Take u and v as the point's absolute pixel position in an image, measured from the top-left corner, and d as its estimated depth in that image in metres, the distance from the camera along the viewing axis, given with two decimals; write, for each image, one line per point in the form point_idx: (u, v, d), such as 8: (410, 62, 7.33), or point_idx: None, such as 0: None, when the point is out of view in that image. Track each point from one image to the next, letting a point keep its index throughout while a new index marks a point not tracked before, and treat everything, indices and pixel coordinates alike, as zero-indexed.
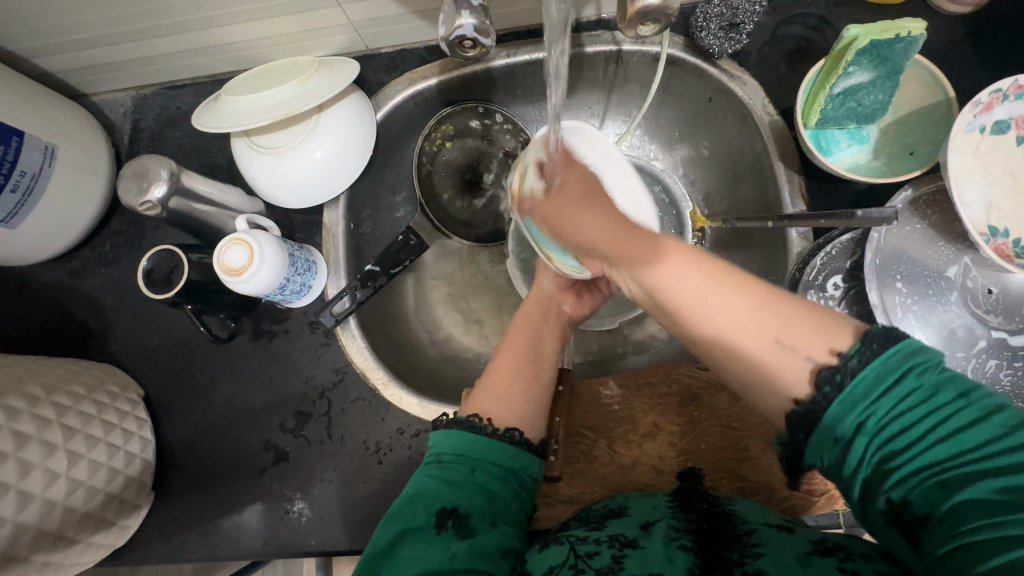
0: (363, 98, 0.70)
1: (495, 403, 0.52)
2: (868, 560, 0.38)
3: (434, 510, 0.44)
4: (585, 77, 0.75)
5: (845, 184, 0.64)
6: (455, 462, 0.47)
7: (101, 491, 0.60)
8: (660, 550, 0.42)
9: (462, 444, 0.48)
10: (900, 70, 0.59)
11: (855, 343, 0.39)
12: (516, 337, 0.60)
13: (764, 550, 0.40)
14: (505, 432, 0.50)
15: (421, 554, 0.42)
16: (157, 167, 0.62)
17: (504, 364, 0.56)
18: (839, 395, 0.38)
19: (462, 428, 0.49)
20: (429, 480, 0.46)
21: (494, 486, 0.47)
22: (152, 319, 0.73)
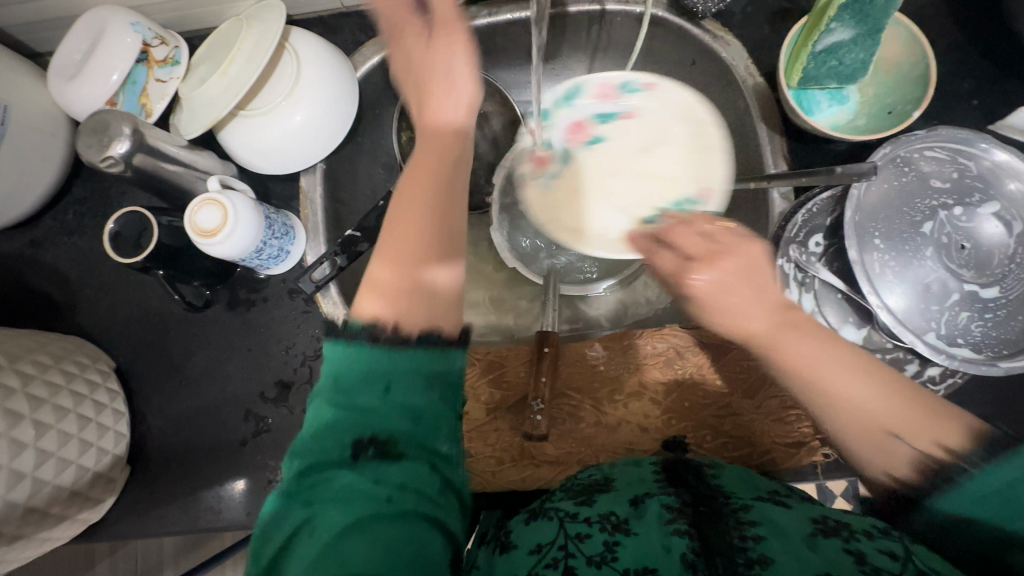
0: (342, 57, 0.67)
1: (402, 298, 0.44)
2: (870, 536, 0.41)
3: (350, 442, 0.37)
4: (569, 39, 0.74)
5: (824, 145, 0.65)
6: (365, 383, 0.39)
7: (73, 463, 0.57)
8: (656, 535, 0.42)
9: (360, 366, 0.40)
10: (882, 27, 0.58)
11: (973, 445, 0.41)
12: (425, 166, 0.52)
13: (765, 532, 0.41)
14: (422, 337, 0.42)
15: (338, 491, 0.36)
16: (119, 122, 0.57)
17: (411, 188, 0.50)
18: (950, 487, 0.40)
19: (360, 338, 0.41)
20: (332, 409, 0.38)
21: (411, 402, 0.39)
22: (123, 288, 0.70)
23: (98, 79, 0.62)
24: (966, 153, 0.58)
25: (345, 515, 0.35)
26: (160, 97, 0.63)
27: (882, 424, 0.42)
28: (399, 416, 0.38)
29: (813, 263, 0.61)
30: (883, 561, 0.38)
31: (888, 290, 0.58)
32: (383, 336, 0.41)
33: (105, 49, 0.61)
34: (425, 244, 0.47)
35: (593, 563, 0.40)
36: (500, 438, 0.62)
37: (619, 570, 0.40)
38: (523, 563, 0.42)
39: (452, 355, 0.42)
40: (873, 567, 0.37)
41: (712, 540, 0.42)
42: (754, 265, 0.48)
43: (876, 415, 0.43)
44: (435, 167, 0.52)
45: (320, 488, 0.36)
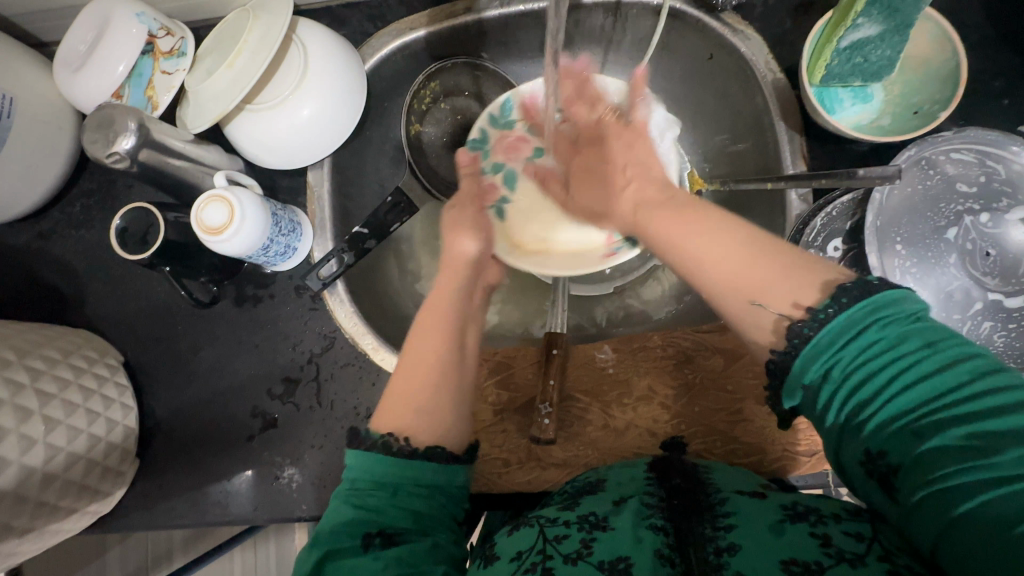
0: (350, 49, 0.66)
1: (408, 410, 0.48)
2: (839, 520, 0.40)
3: (360, 532, 0.42)
4: (582, 32, 0.73)
5: (845, 146, 0.63)
6: (374, 488, 0.44)
7: (82, 458, 0.58)
8: (631, 528, 0.42)
9: (376, 469, 0.45)
10: (910, 23, 0.55)
11: (827, 298, 0.39)
12: (430, 315, 0.55)
13: (737, 522, 0.41)
14: (425, 451, 0.45)
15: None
16: (124, 116, 0.56)
17: (418, 360, 0.51)
18: (809, 344, 0.39)
19: (377, 450, 0.45)
20: (349, 508, 0.43)
21: (416, 508, 0.44)
22: (130, 282, 0.70)
23: (103, 71, 0.61)
24: (994, 155, 0.55)
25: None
26: (165, 89, 0.62)
27: (710, 285, 0.45)
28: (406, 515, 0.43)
29: None
30: (849, 545, 0.37)
31: None
32: (397, 449, 0.45)
33: (112, 41, 0.60)
34: (415, 395, 0.49)
35: (570, 559, 0.40)
36: (506, 439, 0.62)
37: (595, 564, 0.39)
38: (505, 568, 0.41)
39: (449, 470, 0.46)
40: (837, 551, 0.37)
41: (687, 535, 0.42)
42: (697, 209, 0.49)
43: (745, 280, 0.43)
44: (436, 314, 0.55)
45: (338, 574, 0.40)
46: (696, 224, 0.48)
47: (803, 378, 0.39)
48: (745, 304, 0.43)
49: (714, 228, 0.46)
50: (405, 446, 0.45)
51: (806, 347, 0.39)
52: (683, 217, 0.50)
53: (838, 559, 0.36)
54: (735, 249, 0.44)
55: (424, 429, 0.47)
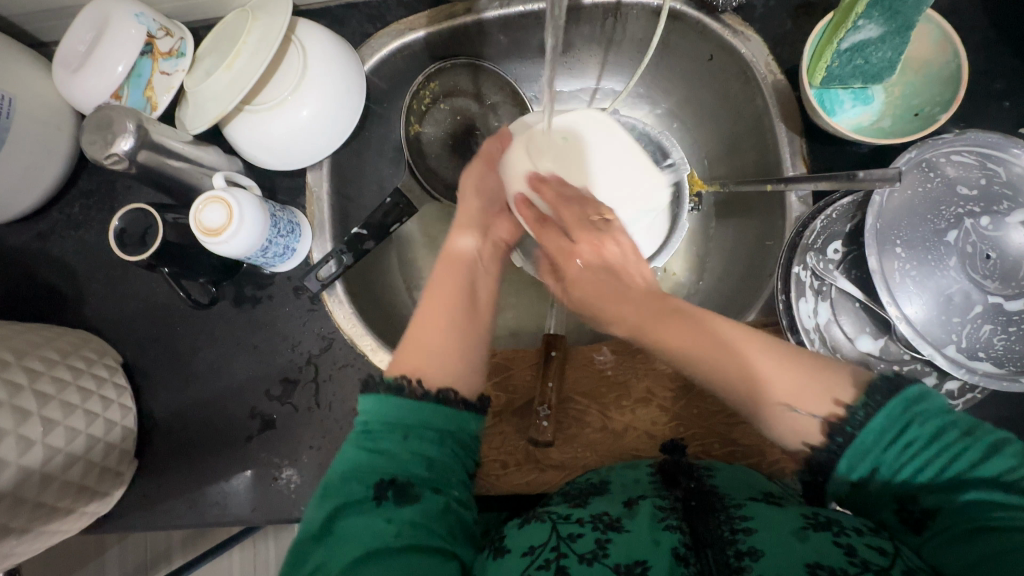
0: (349, 50, 0.66)
1: (420, 357, 0.50)
2: (862, 534, 0.39)
3: (372, 483, 0.42)
4: (582, 32, 0.72)
5: (845, 148, 0.63)
6: (387, 430, 0.45)
7: (80, 459, 0.58)
8: (647, 529, 0.42)
9: (390, 410, 0.46)
10: (912, 25, 0.55)
11: (860, 397, 0.43)
12: (443, 282, 0.57)
13: (755, 525, 0.41)
14: (435, 393, 0.47)
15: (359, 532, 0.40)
16: (123, 118, 0.56)
17: (428, 316, 0.54)
18: (850, 445, 0.42)
19: (389, 392, 0.47)
20: (361, 452, 0.44)
21: (430, 454, 0.45)
22: (129, 282, 0.70)
23: (102, 71, 0.61)
24: (995, 157, 0.56)
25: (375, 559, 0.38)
26: (164, 89, 0.62)
27: (755, 383, 0.48)
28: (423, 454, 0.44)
29: (831, 271, 0.59)
30: (872, 557, 0.37)
31: (907, 299, 0.56)
32: (411, 390, 0.47)
33: (109, 41, 0.60)
34: (430, 343, 0.51)
35: (585, 561, 0.40)
36: (504, 441, 0.62)
37: (611, 566, 0.39)
38: (515, 564, 0.41)
39: (463, 417, 0.48)
40: (862, 560, 0.37)
41: (702, 536, 0.42)
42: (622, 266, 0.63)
43: (782, 384, 0.47)
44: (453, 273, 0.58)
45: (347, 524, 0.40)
46: (713, 345, 0.52)
47: (850, 475, 0.43)
48: (778, 407, 0.47)
49: (718, 342, 0.51)
50: (417, 388, 0.47)
51: (854, 442, 0.42)
52: (679, 326, 0.54)
53: (863, 568, 0.36)
54: (772, 361, 0.48)
55: (435, 374, 0.49)
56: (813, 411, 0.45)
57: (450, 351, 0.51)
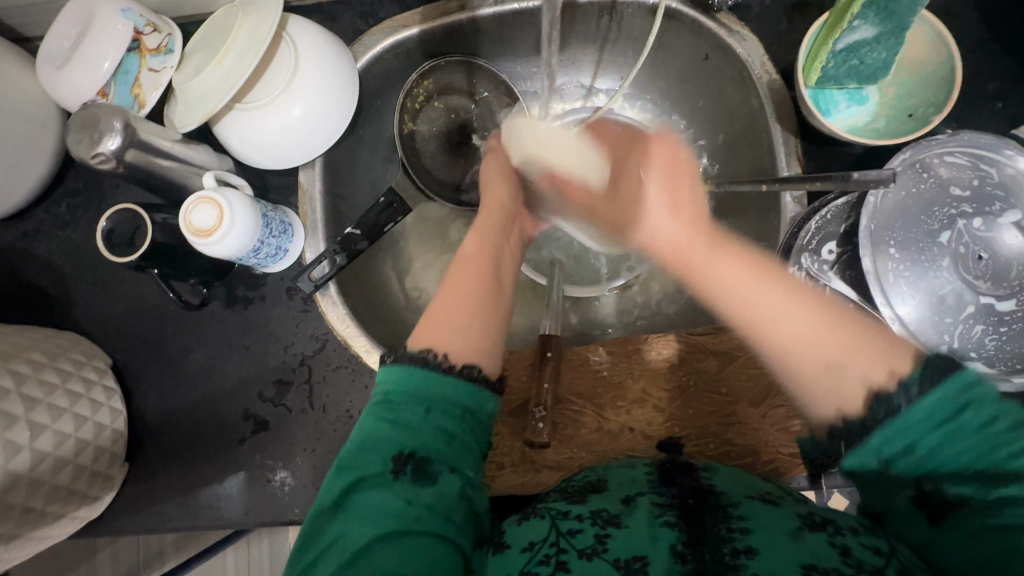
0: (341, 46, 0.65)
1: (448, 334, 0.49)
2: (855, 533, 0.41)
3: (391, 457, 0.43)
4: (578, 30, 0.72)
5: (840, 148, 0.63)
6: (410, 403, 0.45)
7: (69, 463, 0.57)
8: (645, 526, 0.42)
9: (410, 386, 0.46)
10: (906, 25, 0.56)
11: (915, 370, 0.43)
12: (469, 261, 0.57)
13: (752, 524, 0.41)
14: (462, 368, 0.47)
15: (374, 507, 0.41)
16: (110, 116, 0.55)
17: (455, 288, 0.53)
18: (898, 420, 0.42)
19: (411, 364, 0.47)
20: (382, 423, 0.44)
21: (449, 428, 0.45)
22: (118, 283, 0.69)
23: (91, 68, 0.60)
24: (988, 158, 0.56)
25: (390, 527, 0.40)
26: (152, 87, 0.60)
27: (784, 346, 0.48)
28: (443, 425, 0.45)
29: (825, 272, 0.60)
30: (868, 559, 0.38)
31: (900, 299, 0.57)
32: (434, 363, 0.47)
33: (97, 39, 0.59)
34: (455, 309, 0.51)
35: (585, 556, 0.40)
36: (500, 443, 0.61)
37: (610, 561, 0.40)
38: (516, 560, 0.41)
39: (482, 396, 0.48)
40: (856, 561, 0.38)
41: (700, 533, 0.41)
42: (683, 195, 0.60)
43: (823, 346, 0.47)
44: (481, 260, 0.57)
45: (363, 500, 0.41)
46: (788, 294, 0.50)
47: (869, 470, 0.44)
48: (826, 362, 0.46)
49: (788, 310, 0.49)
50: (443, 362, 0.47)
51: (903, 415, 0.42)
52: (801, 301, 0.49)
53: (858, 568, 0.37)
54: (811, 317, 0.48)
55: (459, 347, 0.48)
56: (865, 379, 0.45)
57: (477, 321, 0.51)
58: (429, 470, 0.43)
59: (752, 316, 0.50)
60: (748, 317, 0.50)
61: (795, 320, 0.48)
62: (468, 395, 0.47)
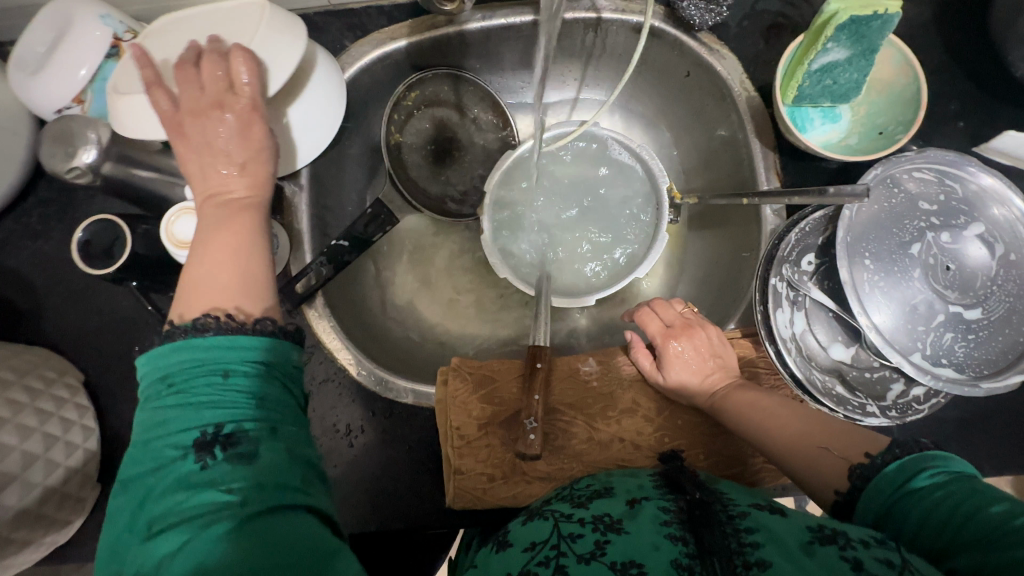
0: (329, 58, 0.64)
1: (221, 289, 0.39)
2: (868, 545, 0.38)
3: (185, 440, 0.34)
4: (563, 45, 0.74)
5: (815, 163, 0.66)
6: (179, 366, 0.36)
7: (38, 486, 0.54)
8: (648, 535, 0.42)
9: (179, 358, 0.36)
10: (875, 49, 0.59)
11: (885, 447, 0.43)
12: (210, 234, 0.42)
13: (762, 539, 0.40)
14: (255, 323, 0.38)
15: (195, 504, 0.32)
16: (83, 128, 0.54)
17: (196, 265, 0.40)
18: (866, 486, 0.42)
19: (181, 337, 0.36)
20: (164, 403, 0.35)
21: (240, 386, 0.36)
22: (91, 296, 0.67)
23: (65, 74, 0.57)
24: (953, 174, 0.61)
25: (209, 408, 0.34)
26: None
27: (778, 442, 0.50)
28: (211, 423, 0.34)
29: (804, 282, 0.61)
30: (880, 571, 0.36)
31: (876, 308, 0.59)
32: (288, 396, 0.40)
33: (71, 45, 0.57)
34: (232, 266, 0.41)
35: (584, 560, 0.40)
36: (490, 454, 0.61)
37: (608, 564, 0.40)
38: (517, 559, 0.42)
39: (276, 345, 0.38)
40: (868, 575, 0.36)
41: (708, 544, 0.41)
42: (703, 341, 0.61)
43: (812, 435, 0.48)
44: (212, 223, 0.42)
45: (180, 351, 0.36)
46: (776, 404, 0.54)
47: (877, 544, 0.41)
48: (816, 448, 0.47)
49: (786, 412, 0.53)
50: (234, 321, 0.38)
51: (867, 488, 0.42)
52: (772, 405, 0.54)
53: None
54: (799, 418, 0.51)
55: (228, 300, 0.39)
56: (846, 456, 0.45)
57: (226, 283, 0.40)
58: (238, 445, 0.34)
59: (739, 418, 0.55)
60: (730, 414, 0.56)
61: (777, 421, 0.52)
62: (244, 347, 0.37)
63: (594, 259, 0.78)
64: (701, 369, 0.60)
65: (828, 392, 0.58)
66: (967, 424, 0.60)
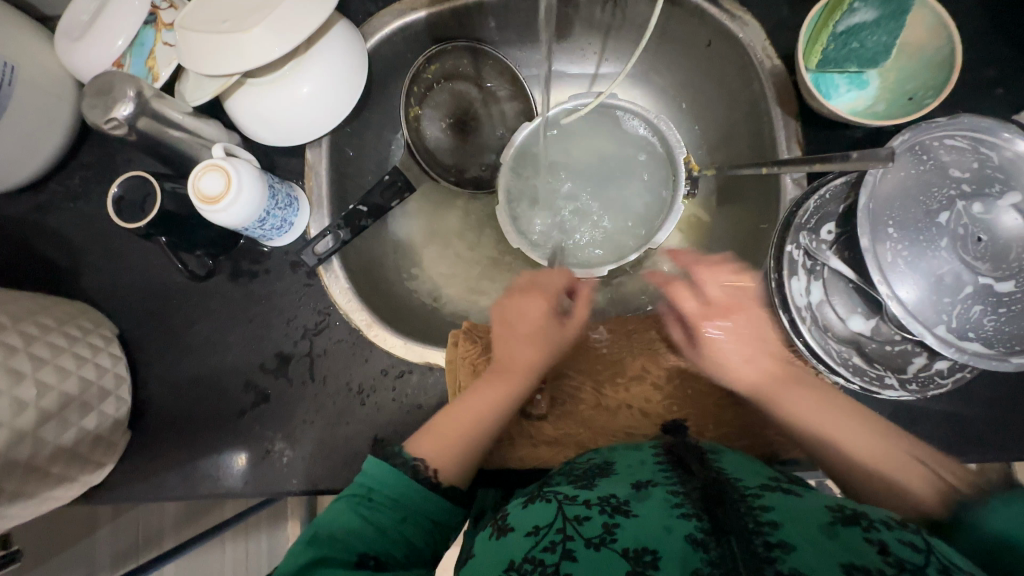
0: (351, 28, 0.66)
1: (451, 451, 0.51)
2: (891, 527, 0.39)
3: (356, 549, 0.42)
4: (582, 16, 0.73)
5: (841, 131, 0.64)
6: (372, 510, 0.45)
7: (73, 426, 0.57)
8: (660, 517, 0.41)
9: (386, 482, 0.47)
10: (907, 9, 0.56)
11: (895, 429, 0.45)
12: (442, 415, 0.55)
13: (778, 518, 0.40)
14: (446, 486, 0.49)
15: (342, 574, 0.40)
16: (123, 85, 0.57)
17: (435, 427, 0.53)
18: None
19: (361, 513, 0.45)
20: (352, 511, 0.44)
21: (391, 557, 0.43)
22: (126, 254, 0.70)
23: (104, 40, 0.61)
24: (987, 142, 0.57)
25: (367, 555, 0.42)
26: (167, 62, 0.62)
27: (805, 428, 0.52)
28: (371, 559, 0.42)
29: (822, 251, 0.59)
30: (905, 552, 0.36)
31: (900, 280, 0.56)
32: (423, 476, 0.48)
33: (112, 13, 0.61)
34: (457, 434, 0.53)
35: (592, 545, 0.40)
36: None
37: (619, 551, 0.39)
38: (521, 544, 0.41)
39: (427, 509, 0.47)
40: (896, 558, 0.36)
41: (722, 522, 0.40)
42: (742, 325, 0.59)
43: (832, 419, 0.51)
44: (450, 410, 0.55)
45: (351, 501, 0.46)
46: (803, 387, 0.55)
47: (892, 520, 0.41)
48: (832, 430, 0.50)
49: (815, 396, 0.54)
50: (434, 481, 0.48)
51: None
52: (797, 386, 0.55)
53: (899, 568, 0.35)
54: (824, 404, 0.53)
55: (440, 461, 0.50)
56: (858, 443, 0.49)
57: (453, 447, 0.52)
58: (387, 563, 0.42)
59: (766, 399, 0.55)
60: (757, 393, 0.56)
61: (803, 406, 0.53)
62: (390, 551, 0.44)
63: (609, 231, 0.77)
64: (740, 351, 0.58)
65: (844, 362, 0.57)
66: (994, 404, 0.57)
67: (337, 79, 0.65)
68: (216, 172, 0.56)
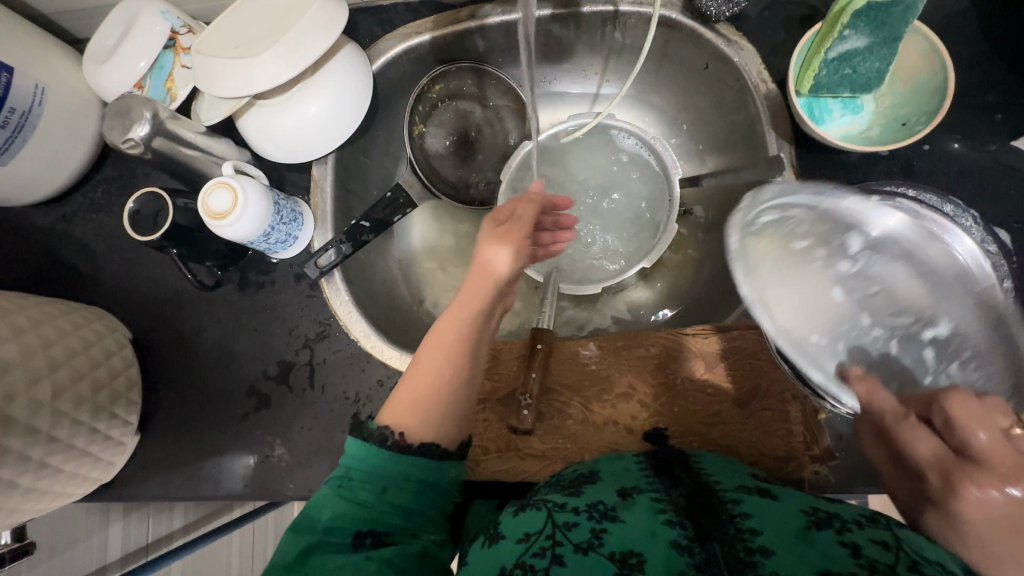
0: (357, 51, 0.69)
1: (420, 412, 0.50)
2: (863, 527, 0.38)
3: (350, 530, 0.43)
4: (582, 39, 0.75)
5: (835, 155, 0.64)
6: (362, 483, 0.46)
7: (85, 425, 0.60)
8: (644, 522, 0.41)
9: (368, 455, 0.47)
10: (898, 36, 0.57)
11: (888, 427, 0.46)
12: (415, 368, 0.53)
13: (758, 525, 0.40)
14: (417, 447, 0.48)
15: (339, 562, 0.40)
16: (140, 107, 0.60)
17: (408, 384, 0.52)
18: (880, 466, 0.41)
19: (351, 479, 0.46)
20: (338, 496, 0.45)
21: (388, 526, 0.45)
22: (142, 264, 0.74)
23: (128, 64, 0.65)
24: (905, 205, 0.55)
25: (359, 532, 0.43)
26: (184, 83, 0.66)
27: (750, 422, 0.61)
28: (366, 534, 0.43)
29: None
30: (880, 552, 0.36)
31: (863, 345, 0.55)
32: (392, 441, 0.48)
33: (135, 38, 0.65)
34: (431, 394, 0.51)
35: (580, 549, 0.40)
36: (487, 428, 0.63)
37: (604, 555, 0.39)
38: (511, 549, 0.41)
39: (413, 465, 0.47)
40: (870, 559, 0.35)
41: (707, 531, 0.41)
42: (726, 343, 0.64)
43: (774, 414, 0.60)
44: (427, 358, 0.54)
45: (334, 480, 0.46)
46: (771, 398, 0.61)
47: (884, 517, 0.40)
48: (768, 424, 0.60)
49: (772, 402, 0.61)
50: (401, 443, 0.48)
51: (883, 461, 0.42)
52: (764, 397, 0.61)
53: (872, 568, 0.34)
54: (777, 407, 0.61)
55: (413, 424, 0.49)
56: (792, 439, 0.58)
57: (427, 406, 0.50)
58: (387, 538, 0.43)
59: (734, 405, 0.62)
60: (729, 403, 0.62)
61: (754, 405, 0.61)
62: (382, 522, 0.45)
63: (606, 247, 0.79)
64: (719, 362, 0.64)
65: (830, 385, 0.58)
66: None
67: (343, 100, 0.68)
68: (224, 190, 0.59)
